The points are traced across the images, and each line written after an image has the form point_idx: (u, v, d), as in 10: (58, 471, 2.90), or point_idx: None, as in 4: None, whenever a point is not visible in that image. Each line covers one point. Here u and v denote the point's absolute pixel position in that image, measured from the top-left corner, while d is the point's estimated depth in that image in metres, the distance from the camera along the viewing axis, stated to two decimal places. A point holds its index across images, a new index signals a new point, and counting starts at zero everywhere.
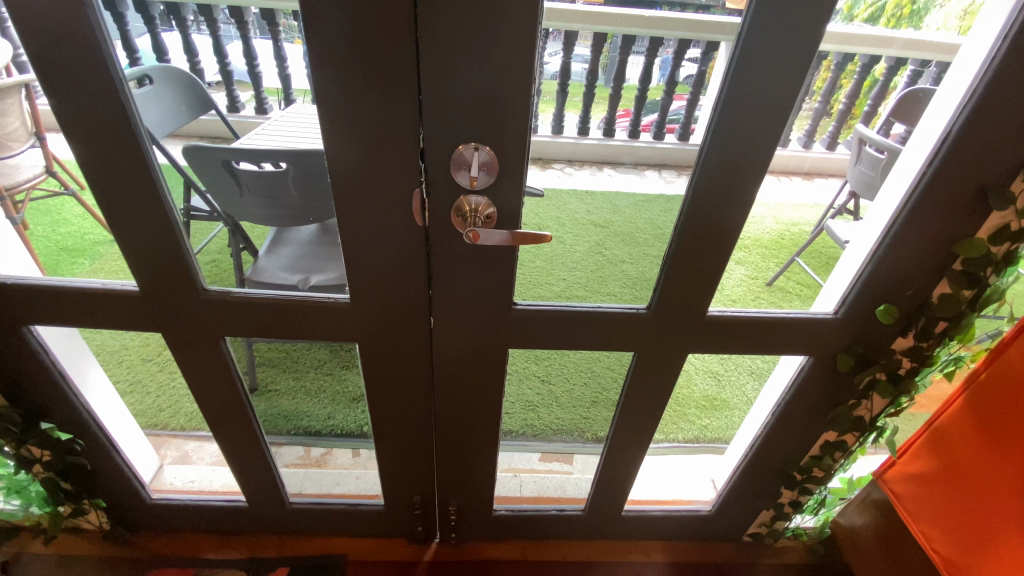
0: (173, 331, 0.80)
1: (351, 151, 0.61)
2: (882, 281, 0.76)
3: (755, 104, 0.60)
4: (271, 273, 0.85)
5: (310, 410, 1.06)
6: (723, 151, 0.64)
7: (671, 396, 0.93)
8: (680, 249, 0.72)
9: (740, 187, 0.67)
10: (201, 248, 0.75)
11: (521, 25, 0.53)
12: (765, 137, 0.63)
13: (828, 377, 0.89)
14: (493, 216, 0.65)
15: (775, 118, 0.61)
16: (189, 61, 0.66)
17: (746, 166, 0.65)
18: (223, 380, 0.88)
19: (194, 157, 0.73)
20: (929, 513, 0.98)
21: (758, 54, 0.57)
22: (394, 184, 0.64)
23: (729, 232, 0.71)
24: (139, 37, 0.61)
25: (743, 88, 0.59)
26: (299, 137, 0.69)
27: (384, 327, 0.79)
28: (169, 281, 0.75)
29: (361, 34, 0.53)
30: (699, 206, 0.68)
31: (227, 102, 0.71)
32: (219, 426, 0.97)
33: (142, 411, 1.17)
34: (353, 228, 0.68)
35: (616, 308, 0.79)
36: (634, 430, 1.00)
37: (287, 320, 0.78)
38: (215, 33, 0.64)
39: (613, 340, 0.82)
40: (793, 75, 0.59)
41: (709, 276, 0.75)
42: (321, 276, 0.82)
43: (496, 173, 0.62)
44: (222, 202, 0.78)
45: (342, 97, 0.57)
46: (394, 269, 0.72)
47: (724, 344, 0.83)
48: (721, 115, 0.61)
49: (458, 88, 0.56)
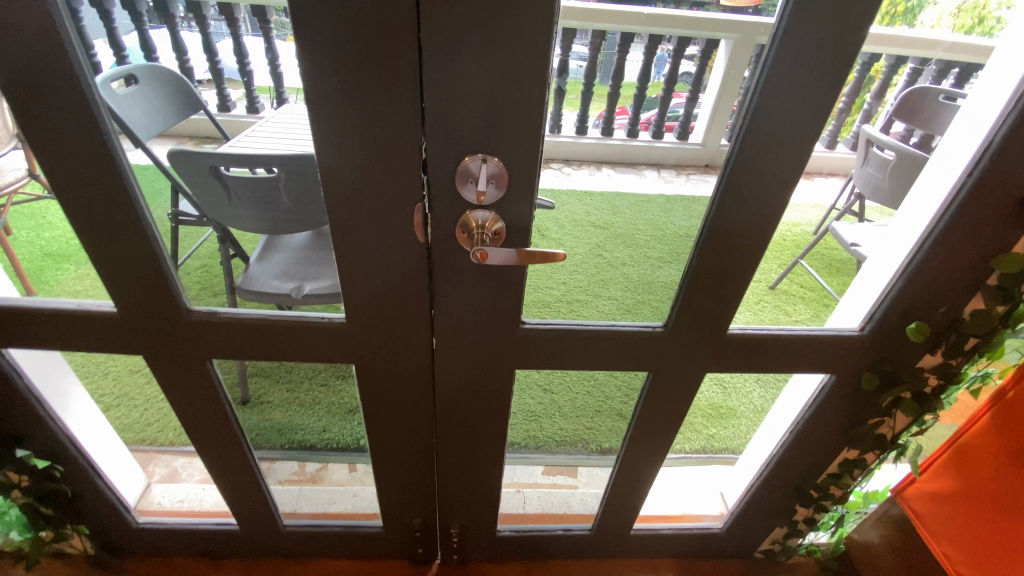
0: (156, 354, 0.75)
1: (348, 164, 0.56)
2: (912, 298, 0.72)
3: (787, 113, 0.55)
4: (263, 280, 0.80)
5: (304, 422, 0.99)
6: (750, 164, 0.59)
7: (684, 416, 0.89)
8: (700, 265, 0.67)
9: (767, 202, 0.62)
10: (190, 254, 0.70)
11: (534, 26, 0.48)
12: (796, 149, 0.58)
13: (850, 395, 0.85)
14: (501, 231, 0.60)
15: (809, 128, 0.56)
16: (176, 58, 0.59)
17: (776, 179, 0.60)
18: (211, 404, 0.83)
19: (181, 161, 0.66)
20: (950, 534, 0.94)
21: (794, 60, 0.52)
22: (395, 198, 0.59)
23: (753, 247, 0.66)
24: (127, 34, 0.56)
25: (775, 97, 0.54)
26: (289, 139, 0.62)
27: (382, 348, 0.74)
28: (150, 301, 0.69)
29: (354, 36, 0.48)
30: (722, 221, 0.63)
31: (218, 102, 0.64)
32: (207, 448, 0.91)
33: (127, 427, 1.09)
34: (350, 246, 0.63)
35: (631, 326, 0.75)
36: (645, 450, 0.95)
37: (279, 342, 0.73)
38: (204, 30, 0.57)
39: (627, 360, 0.77)
40: (833, 82, 0.53)
41: (730, 293, 0.70)
42: (314, 284, 0.77)
43: (505, 186, 0.57)
44: (209, 208, 0.71)
45: (334, 105, 0.52)
46: (393, 287, 0.67)
47: (743, 363, 0.79)
48: (750, 125, 0.56)
49: (464, 95, 0.51)
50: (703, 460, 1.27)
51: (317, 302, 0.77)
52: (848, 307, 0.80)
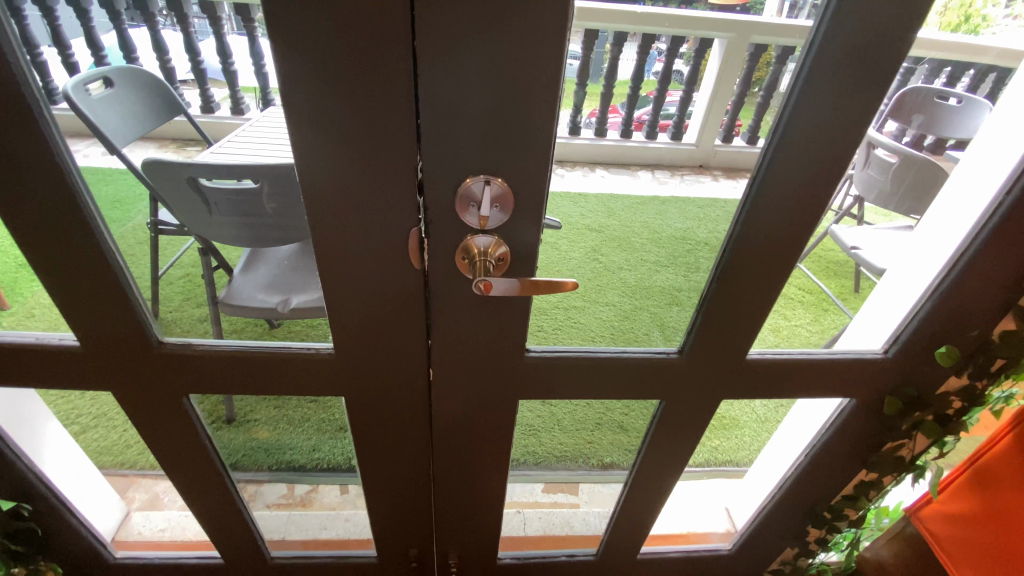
0: (127, 390, 0.69)
1: (336, 187, 0.50)
2: (942, 321, 0.68)
3: (823, 128, 0.50)
4: (247, 295, 0.72)
5: (292, 442, 0.91)
6: (780, 184, 0.54)
7: (696, 440, 0.84)
8: (720, 290, 0.62)
9: (795, 222, 0.57)
10: (168, 266, 0.65)
11: (544, 33, 0.42)
12: (830, 166, 0.53)
13: (871, 418, 0.81)
14: (505, 257, 0.55)
15: (846, 143, 0.52)
16: (157, 58, 0.54)
17: (807, 199, 0.55)
18: (189, 440, 0.77)
19: (157, 171, 0.60)
20: (966, 558, 0.91)
21: (832, 73, 0.47)
22: (388, 223, 0.53)
23: (777, 271, 0.61)
24: (104, 33, 0.52)
25: (810, 112, 0.49)
26: (273, 147, 0.56)
27: (374, 380, 0.69)
28: (118, 333, 0.63)
29: (341, 44, 0.42)
30: (747, 244, 0.59)
31: (201, 103, 0.59)
32: (185, 482, 0.85)
33: (105, 449, 1.04)
34: (338, 273, 0.57)
35: (643, 352, 0.70)
36: (654, 475, 0.91)
37: (264, 375, 0.67)
38: (186, 29, 0.52)
39: (637, 388, 0.73)
40: (873, 94, 0.49)
41: (751, 318, 0.66)
42: (300, 297, 0.69)
43: (510, 208, 0.51)
44: (188, 220, 0.64)
45: (320, 122, 0.46)
46: (386, 316, 0.61)
47: (758, 389, 0.75)
48: (782, 141, 0.51)
49: (464, 109, 0.45)
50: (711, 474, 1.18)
51: (302, 324, 0.70)
52: (869, 326, 0.76)
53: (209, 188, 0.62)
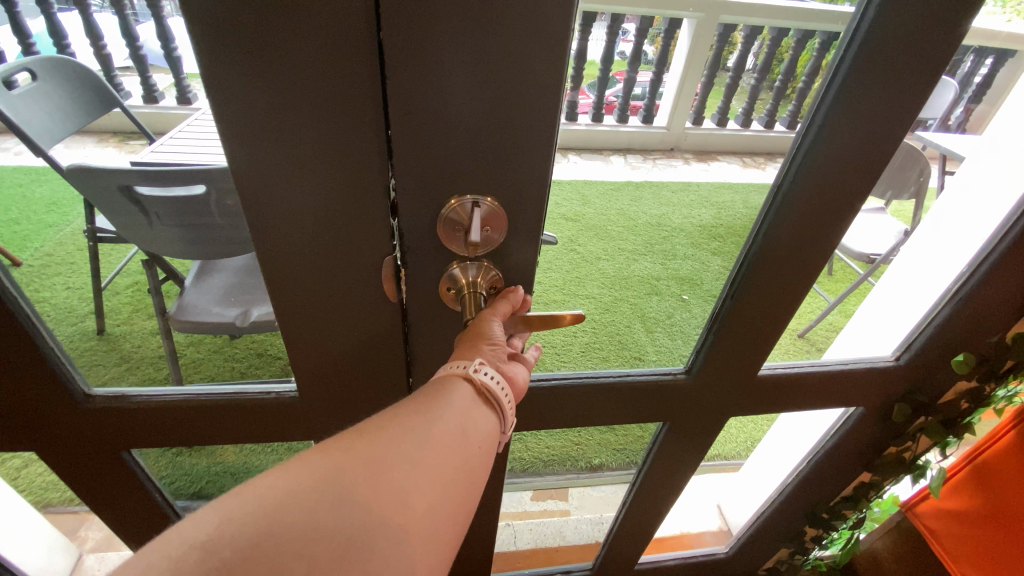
0: (52, 449, 0.58)
1: (290, 214, 0.41)
2: (959, 329, 0.64)
3: (865, 123, 0.44)
4: (203, 307, 0.73)
5: (260, 464, 0.79)
6: (811, 188, 0.48)
7: (697, 457, 0.80)
8: (736, 310, 0.57)
9: (828, 221, 0.51)
10: (117, 271, 0.67)
11: (544, 27, 0.34)
12: (870, 161, 0.46)
13: (878, 425, 0.78)
14: (497, 284, 0.48)
15: (889, 136, 0.45)
16: (91, 44, 0.48)
17: (843, 196, 0.49)
18: (131, 493, 0.67)
19: (82, 180, 0.57)
20: (968, 554, 0.89)
21: (877, 67, 0.40)
22: (358, 254, 0.45)
23: (806, 275, 0.55)
24: (31, 18, 0.46)
25: (845, 122, 0.43)
26: (210, 145, 0.51)
27: (350, 423, 0.61)
28: (32, 392, 0.52)
29: (286, 42, 0.33)
30: (774, 249, 0.52)
31: (143, 91, 0.53)
32: (133, 534, 0.74)
33: (46, 485, 0.95)
34: (300, 312, 0.49)
35: (649, 374, 0.66)
36: (656, 493, 0.86)
37: (220, 423, 0.58)
38: (121, 12, 0.45)
39: (639, 409, 0.68)
40: (921, 85, 0.42)
41: (768, 333, 0.61)
42: (259, 309, 0.66)
43: (504, 229, 0.44)
44: (125, 231, 0.63)
45: (260, 139, 0.37)
46: (357, 355, 0.53)
47: (765, 404, 0.71)
48: (817, 139, 0.45)
49: (446, 120, 0.37)
50: (710, 467, 1.18)
51: (264, 335, 0.67)
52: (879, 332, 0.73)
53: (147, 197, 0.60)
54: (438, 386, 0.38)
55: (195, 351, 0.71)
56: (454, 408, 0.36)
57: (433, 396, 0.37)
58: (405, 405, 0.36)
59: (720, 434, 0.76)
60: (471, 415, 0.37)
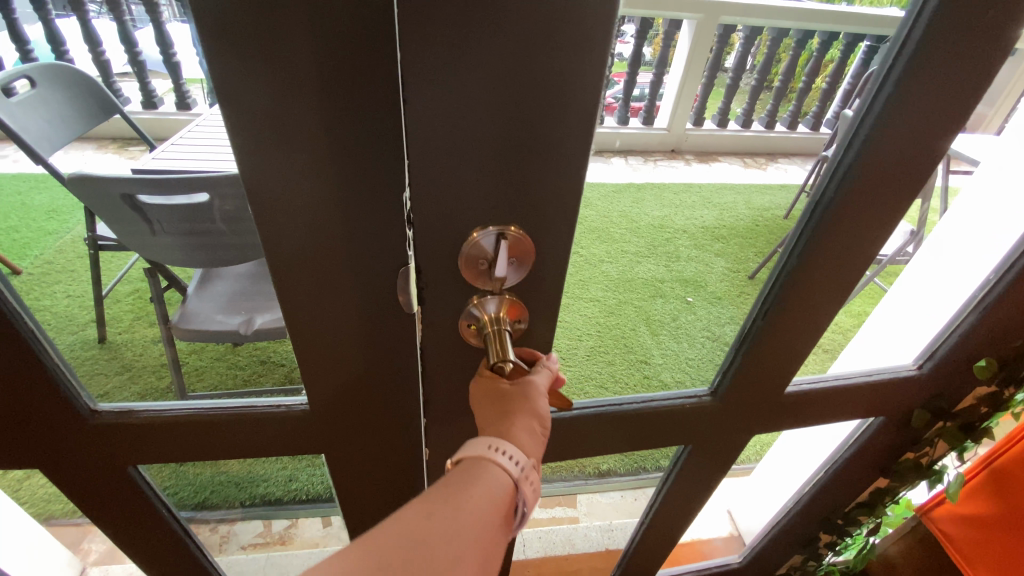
0: (54, 464, 0.57)
1: (298, 225, 0.40)
2: (984, 337, 0.63)
3: (907, 139, 0.43)
4: (206, 315, 0.71)
5: (266, 474, 0.81)
6: (850, 205, 0.46)
7: (718, 474, 0.79)
8: (768, 328, 0.56)
9: (864, 239, 0.50)
10: (118, 278, 0.67)
11: (569, 36, 0.32)
12: (909, 179, 0.46)
13: (896, 433, 0.77)
14: (519, 318, 0.48)
15: (929, 154, 0.44)
16: (89, 50, 0.48)
17: (879, 215, 0.48)
18: (135, 508, 0.65)
19: (85, 189, 0.56)
20: (985, 560, 0.88)
21: (925, 83, 0.39)
22: (371, 268, 0.44)
23: (839, 291, 0.54)
24: (30, 25, 0.46)
25: (890, 135, 0.42)
26: (212, 151, 0.50)
27: (360, 435, 0.60)
28: (35, 408, 0.51)
29: (298, 53, 0.31)
30: (810, 267, 0.51)
31: (142, 97, 0.53)
32: (136, 549, 0.72)
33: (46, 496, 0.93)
34: (310, 326, 0.47)
35: (676, 399, 0.65)
36: (675, 510, 0.84)
37: (228, 437, 0.57)
38: (119, 16, 0.44)
39: (661, 433, 0.67)
40: (965, 99, 0.41)
41: (798, 348, 0.59)
42: (263, 317, 0.64)
43: (529, 263, 0.44)
44: (128, 240, 0.61)
45: (269, 150, 0.35)
46: (371, 371, 0.52)
47: (788, 418, 0.69)
48: (858, 157, 0.43)
49: (467, 138, 0.36)
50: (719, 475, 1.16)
51: (268, 342, 0.67)
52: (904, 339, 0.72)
53: (149, 205, 0.59)
54: (472, 472, 0.37)
55: (198, 358, 0.70)
56: (487, 517, 0.35)
57: (470, 493, 0.36)
58: (441, 502, 0.34)
59: (742, 448, 0.74)
60: (500, 524, 0.36)
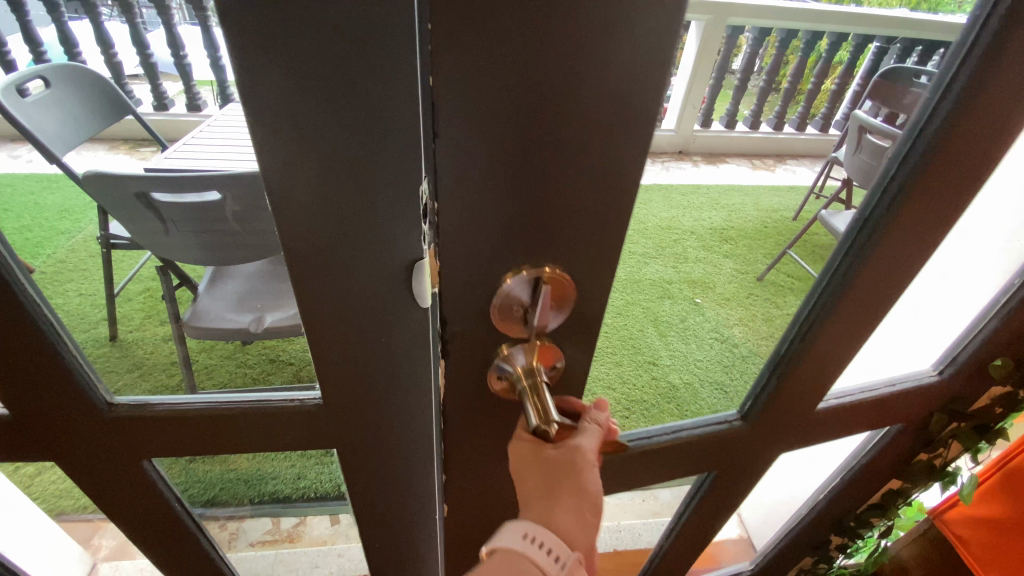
0: (70, 455, 0.57)
1: (315, 221, 0.40)
2: (1007, 340, 0.63)
3: (970, 143, 0.42)
4: (218, 314, 0.73)
5: (275, 471, 0.82)
6: (910, 209, 0.45)
7: (739, 495, 0.78)
8: (815, 336, 0.55)
9: (919, 247, 0.48)
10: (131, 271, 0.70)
11: (598, 38, 0.32)
12: (968, 184, 0.45)
13: (912, 437, 0.76)
14: (552, 364, 0.51)
15: (989, 158, 0.43)
16: (103, 52, 0.50)
17: (936, 221, 0.47)
18: (148, 502, 0.66)
19: (101, 186, 0.56)
20: (1001, 563, 0.87)
21: (994, 84, 0.39)
22: (387, 264, 0.44)
23: (888, 299, 0.53)
24: (41, 27, 0.46)
25: (956, 137, 0.41)
26: (222, 147, 0.54)
27: (372, 431, 0.60)
28: (54, 400, 0.52)
29: (322, 48, 0.31)
30: (865, 273, 0.49)
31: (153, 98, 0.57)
32: (148, 542, 0.73)
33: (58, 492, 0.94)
34: (324, 320, 0.47)
35: (703, 428, 0.65)
36: (695, 531, 0.83)
37: (242, 432, 0.58)
38: (132, 19, 0.45)
39: (683, 461, 0.66)
40: None
41: (839, 356, 0.58)
42: (276, 312, 0.67)
43: (565, 307, 0.47)
44: (140, 237, 0.61)
45: (288, 145, 0.35)
46: (385, 367, 0.52)
47: (811, 432, 0.68)
48: (921, 158, 0.43)
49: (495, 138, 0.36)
50: None
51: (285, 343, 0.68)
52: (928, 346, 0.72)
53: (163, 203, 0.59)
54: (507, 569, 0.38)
55: (207, 356, 0.71)
56: None
57: None
58: None
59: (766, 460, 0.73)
60: None
